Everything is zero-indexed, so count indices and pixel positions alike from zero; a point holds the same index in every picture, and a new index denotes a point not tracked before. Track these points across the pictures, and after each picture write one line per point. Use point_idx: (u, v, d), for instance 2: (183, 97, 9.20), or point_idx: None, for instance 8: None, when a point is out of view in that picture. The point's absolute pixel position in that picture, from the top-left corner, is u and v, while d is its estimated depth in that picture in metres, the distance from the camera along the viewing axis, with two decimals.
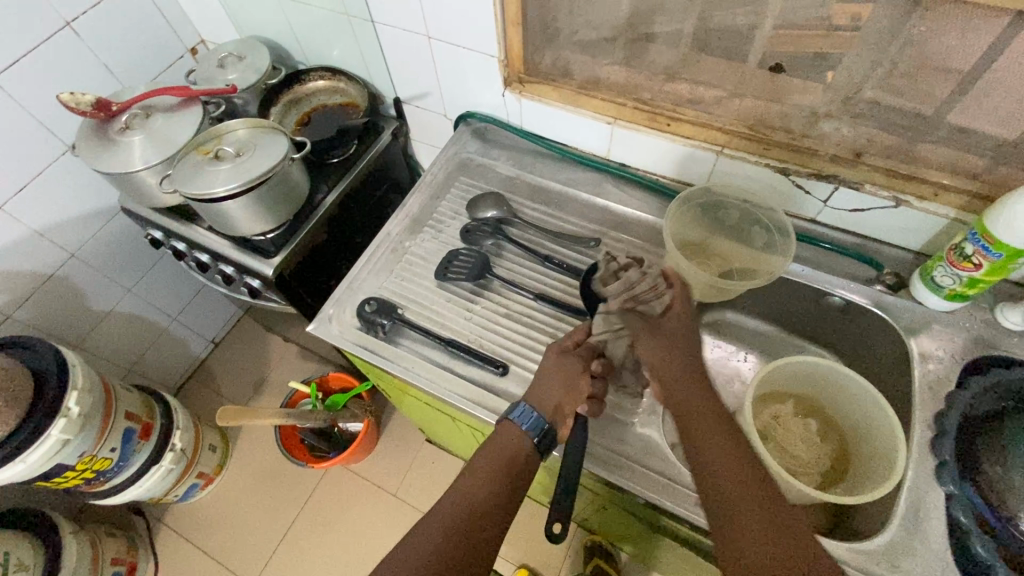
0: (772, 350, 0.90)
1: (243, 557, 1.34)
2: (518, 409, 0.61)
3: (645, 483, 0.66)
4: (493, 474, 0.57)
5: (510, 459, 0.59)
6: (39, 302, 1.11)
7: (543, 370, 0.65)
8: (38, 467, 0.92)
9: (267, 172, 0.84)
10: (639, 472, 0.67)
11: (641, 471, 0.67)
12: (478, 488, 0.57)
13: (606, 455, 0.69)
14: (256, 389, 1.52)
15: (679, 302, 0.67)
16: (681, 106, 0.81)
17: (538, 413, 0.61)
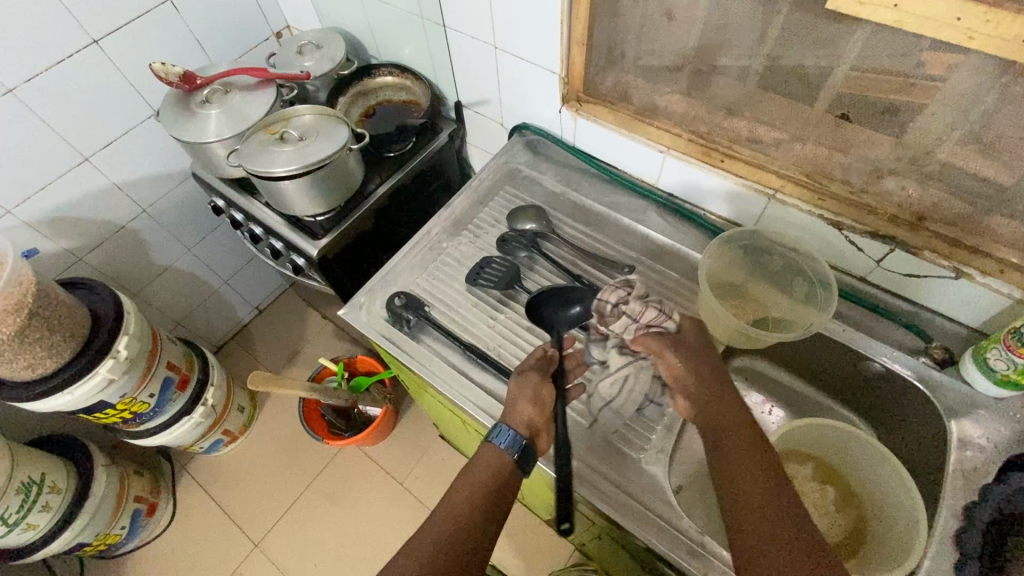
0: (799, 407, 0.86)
1: (252, 516, 1.40)
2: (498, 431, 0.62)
3: (641, 521, 0.66)
4: (478, 493, 0.58)
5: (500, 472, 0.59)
6: (108, 249, 1.20)
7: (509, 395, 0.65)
8: (83, 399, 1.00)
9: (325, 159, 0.88)
10: (637, 510, 0.67)
11: (640, 509, 0.67)
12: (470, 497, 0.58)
13: (605, 486, 0.68)
14: (288, 359, 1.59)
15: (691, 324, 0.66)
16: (738, 143, 0.79)
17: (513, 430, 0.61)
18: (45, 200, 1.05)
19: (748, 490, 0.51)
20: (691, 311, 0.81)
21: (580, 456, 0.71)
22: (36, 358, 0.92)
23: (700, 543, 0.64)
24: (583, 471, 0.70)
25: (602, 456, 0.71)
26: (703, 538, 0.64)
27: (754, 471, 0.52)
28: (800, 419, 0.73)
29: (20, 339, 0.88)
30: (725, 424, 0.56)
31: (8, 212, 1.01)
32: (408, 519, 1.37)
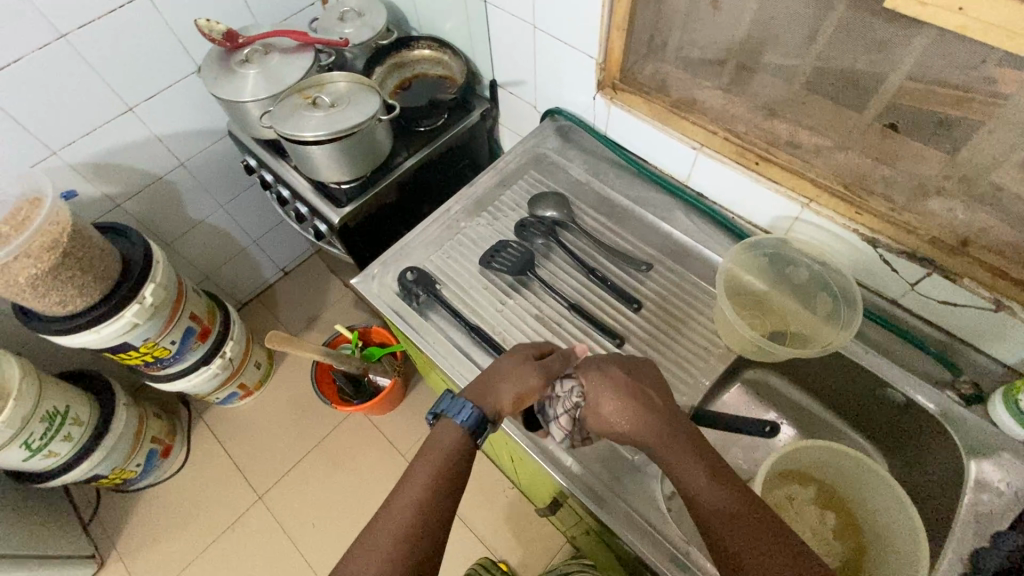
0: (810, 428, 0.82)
1: (260, 469, 1.45)
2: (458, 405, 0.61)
3: (626, 522, 0.65)
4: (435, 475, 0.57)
5: (456, 450, 0.59)
6: (145, 198, 1.24)
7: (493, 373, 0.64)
8: (108, 339, 1.05)
9: (353, 127, 0.88)
10: (624, 509, 0.66)
11: (627, 509, 0.66)
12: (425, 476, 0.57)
13: (596, 485, 0.68)
14: (308, 323, 1.63)
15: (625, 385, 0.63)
16: (776, 146, 0.75)
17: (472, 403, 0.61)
18: (89, 146, 1.09)
19: (718, 506, 0.54)
20: (705, 317, 0.79)
21: (575, 450, 0.70)
22: (67, 296, 0.96)
23: (685, 554, 0.63)
24: (579, 471, 0.69)
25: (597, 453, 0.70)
26: (689, 549, 0.63)
27: (714, 488, 0.55)
28: (809, 439, 0.69)
29: (53, 276, 0.93)
30: (680, 468, 0.57)
31: (54, 153, 1.05)
32: None
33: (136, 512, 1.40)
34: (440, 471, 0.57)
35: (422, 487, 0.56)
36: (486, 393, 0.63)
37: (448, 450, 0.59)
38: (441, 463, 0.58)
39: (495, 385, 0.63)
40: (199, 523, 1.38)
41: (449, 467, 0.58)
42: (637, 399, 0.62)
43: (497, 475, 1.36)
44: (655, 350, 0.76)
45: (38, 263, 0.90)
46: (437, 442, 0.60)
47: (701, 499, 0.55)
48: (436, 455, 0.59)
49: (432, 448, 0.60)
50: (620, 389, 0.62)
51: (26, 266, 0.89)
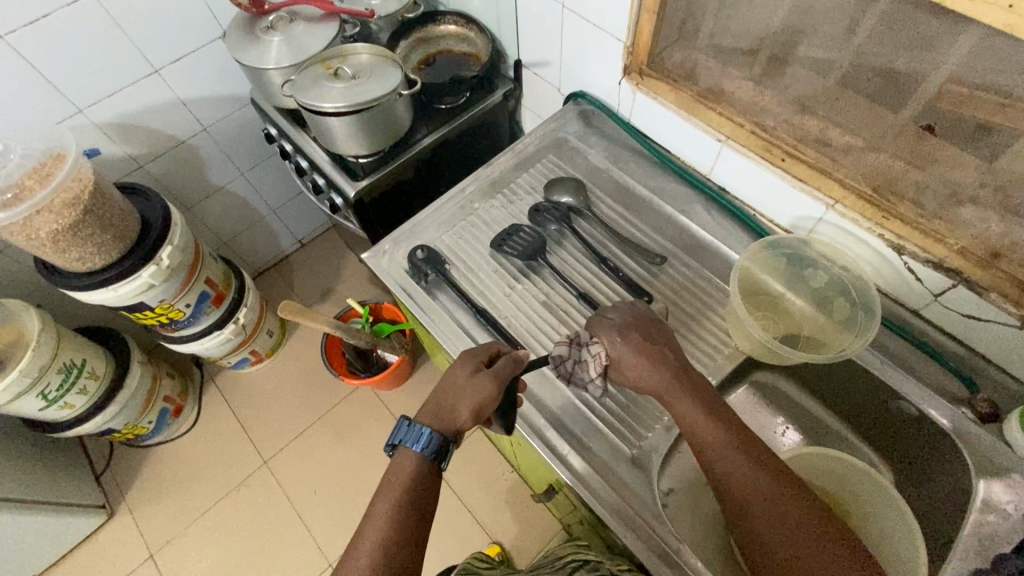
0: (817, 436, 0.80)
1: (266, 434, 1.48)
2: (412, 431, 0.60)
3: (619, 516, 0.65)
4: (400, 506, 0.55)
5: (419, 476, 0.58)
6: (167, 161, 1.26)
7: (448, 392, 0.62)
8: (125, 298, 1.07)
9: (373, 100, 0.87)
10: (618, 503, 0.66)
11: (621, 503, 0.66)
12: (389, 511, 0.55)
13: (594, 478, 0.67)
14: (321, 295, 1.65)
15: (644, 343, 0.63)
16: (805, 143, 0.72)
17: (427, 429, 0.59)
18: (114, 106, 1.10)
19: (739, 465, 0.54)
20: (717, 314, 0.77)
21: (575, 440, 0.70)
22: (86, 253, 0.98)
23: (677, 552, 0.62)
24: (580, 465, 0.68)
25: (596, 445, 0.70)
26: (680, 547, 0.62)
27: (732, 446, 0.56)
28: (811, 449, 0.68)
29: (73, 233, 0.94)
30: (694, 421, 0.58)
31: (80, 112, 1.06)
32: None
33: (146, 467, 1.45)
34: (401, 507, 0.55)
35: (385, 520, 0.54)
36: (444, 414, 0.61)
37: (408, 480, 0.57)
38: (402, 496, 0.56)
39: (451, 407, 0.61)
40: (205, 482, 1.42)
41: (409, 498, 0.56)
42: (653, 356, 0.62)
43: (497, 458, 1.37)
44: None
45: (59, 219, 0.92)
46: (398, 472, 0.58)
47: (712, 451, 0.56)
48: (392, 491, 0.57)
49: (392, 482, 0.58)
50: (637, 347, 0.62)
51: (48, 221, 0.91)
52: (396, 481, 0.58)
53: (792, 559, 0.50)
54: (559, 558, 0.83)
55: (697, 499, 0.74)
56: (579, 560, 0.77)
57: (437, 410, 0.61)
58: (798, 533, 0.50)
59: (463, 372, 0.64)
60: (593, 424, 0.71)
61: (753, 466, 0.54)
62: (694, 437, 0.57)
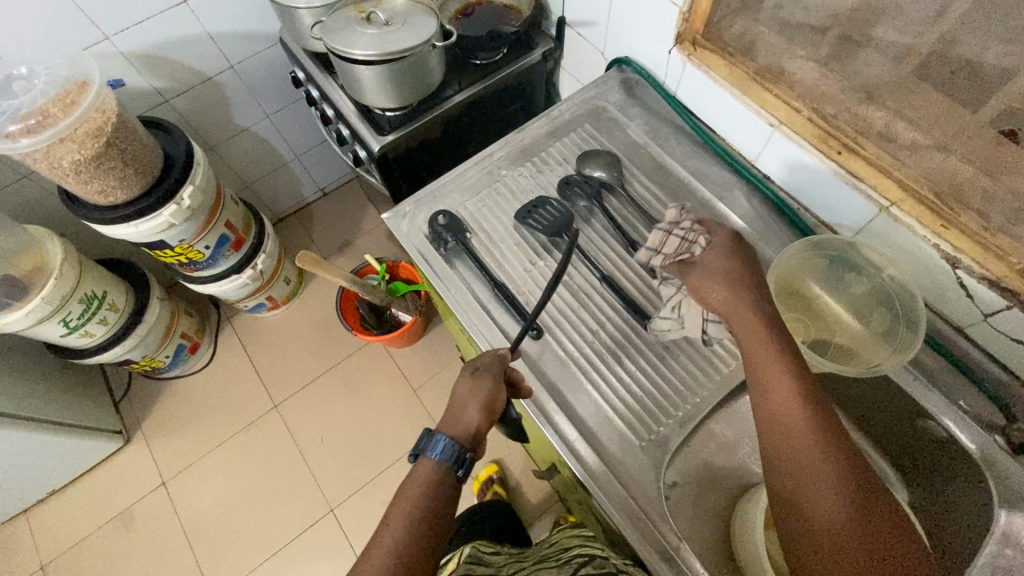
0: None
1: (278, 380, 1.50)
2: (431, 441, 0.59)
3: (620, 505, 0.64)
4: (414, 520, 0.54)
5: (437, 491, 0.57)
6: (193, 97, 1.23)
7: (454, 399, 0.63)
8: (146, 235, 1.07)
9: (405, 51, 0.83)
10: (622, 495, 0.65)
11: (624, 495, 0.65)
12: (402, 526, 0.54)
13: (602, 472, 0.66)
14: (340, 247, 1.64)
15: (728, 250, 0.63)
16: (866, 136, 0.66)
17: (443, 437, 0.59)
18: (141, 35, 1.06)
19: (788, 419, 0.52)
20: None
21: (582, 425, 0.68)
22: (108, 186, 0.98)
23: (677, 551, 0.62)
24: (589, 456, 0.66)
25: (605, 435, 0.68)
26: (680, 545, 0.62)
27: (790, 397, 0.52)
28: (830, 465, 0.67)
29: (95, 165, 0.93)
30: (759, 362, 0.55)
31: (107, 39, 1.03)
32: (414, 424, 1.44)
33: (162, 399, 1.49)
34: (398, 555, 0.52)
35: (397, 535, 0.53)
36: (455, 423, 0.61)
37: (403, 527, 0.54)
38: (415, 509, 0.55)
39: (457, 416, 0.62)
40: (217, 419, 1.46)
41: (422, 512, 0.55)
42: (738, 278, 0.60)
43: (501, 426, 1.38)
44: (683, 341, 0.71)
45: (80, 150, 0.91)
46: (394, 518, 0.55)
47: (785, 414, 0.52)
48: (407, 504, 0.55)
49: (408, 494, 0.57)
50: (727, 253, 0.63)
51: (69, 151, 0.90)
52: (413, 493, 0.56)
53: (819, 525, 0.48)
54: (565, 548, 0.80)
55: (701, 496, 0.72)
56: (585, 555, 0.74)
57: (448, 420, 0.62)
58: (843, 519, 0.47)
59: (464, 380, 0.64)
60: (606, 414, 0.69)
61: (810, 418, 0.51)
62: (768, 397, 0.54)
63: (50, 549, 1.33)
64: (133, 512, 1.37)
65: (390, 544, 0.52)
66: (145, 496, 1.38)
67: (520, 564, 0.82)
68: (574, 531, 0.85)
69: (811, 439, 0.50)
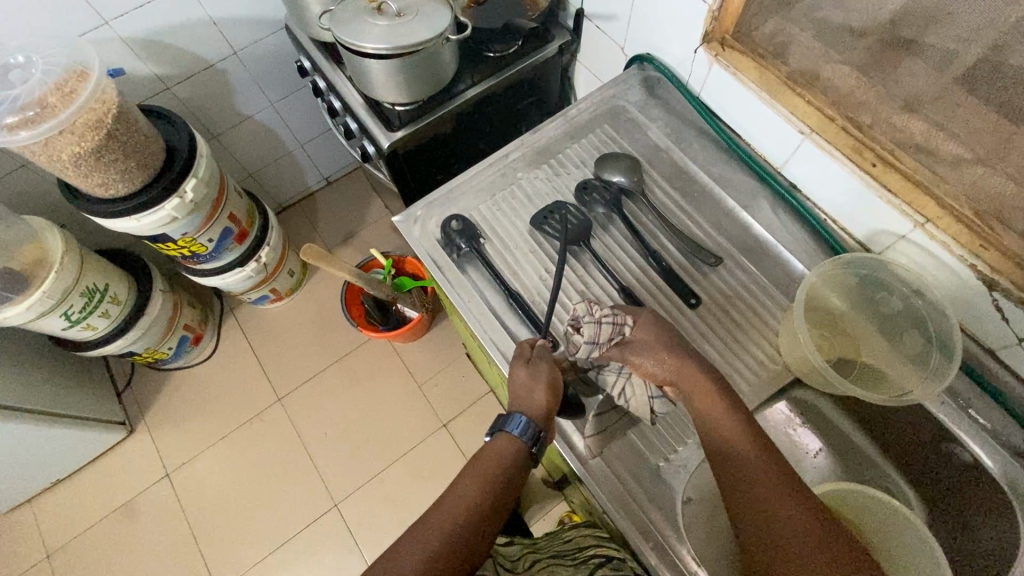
0: (854, 466, 0.75)
1: (282, 372, 1.49)
2: (512, 420, 0.62)
3: (616, 499, 0.64)
4: (487, 484, 0.59)
5: (509, 468, 0.60)
6: (195, 84, 1.19)
7: (519, 381, 0.64)
8: (148, 229, 1.04)
9: (418, 44, 0.79)
10: (616, 487, 0.65)
11: (627, 497, 0.64)
12: (477, 489, 0.58)
13: (596, 463, 0.66)
14: (345, 239, 1.61)
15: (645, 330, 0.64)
16: (903, 148, 0.63)
17: (524, 417, 0.61)
18: (142, 20, 1.02)
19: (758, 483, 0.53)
20: (769, 326, 0.71)
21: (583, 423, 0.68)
22: (109, 179, 0.95)
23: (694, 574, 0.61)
24: (583, 447, 0.67)
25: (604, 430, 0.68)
26: (697, 568, 0.61)
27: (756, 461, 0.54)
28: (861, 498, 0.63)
29: (95, 158, 0.90)
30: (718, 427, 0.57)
31: (107, 24, 0.99)
32: (419, 421, 1.43)
33: (165, 391, 1.48)
34: (470, 516, 0.56)
35: (474, 492, 0.58)
36: (527, 403, 0.62)
37: (476, 486, 0.58)
38: (491, 477, 0.59)
39: (527, 397, 0.63)
40: (221, 411, 1.45)
41: (496, 481, 0.59)
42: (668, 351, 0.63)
43: None
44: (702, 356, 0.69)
45: (81, 142, 0.88)
46: (470, 474, 0.60)
47: (737, 453, 0.55)
48: (484, 468, 0.60)
49: (484, 461, 0.61)
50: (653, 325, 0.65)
51: (69, 144, 0.87)
52: (489, 463, 0.60)
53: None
54: (580, 545, 0.80)
55: None
56: (602, 553, 0.75)
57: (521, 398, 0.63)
58: (805, 547, 0.49)
59: (522, 367, 0.65)
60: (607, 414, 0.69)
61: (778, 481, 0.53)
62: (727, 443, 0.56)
63: (55, 538, 1.33)
64: (137, 504, 1.36)
65: (466, 502, 0.57)
66: (148, 488, 1.38)
67: (535, 556, 0.82)
68: (583, 529, 0.86)
69: (782, 503, 0.51)
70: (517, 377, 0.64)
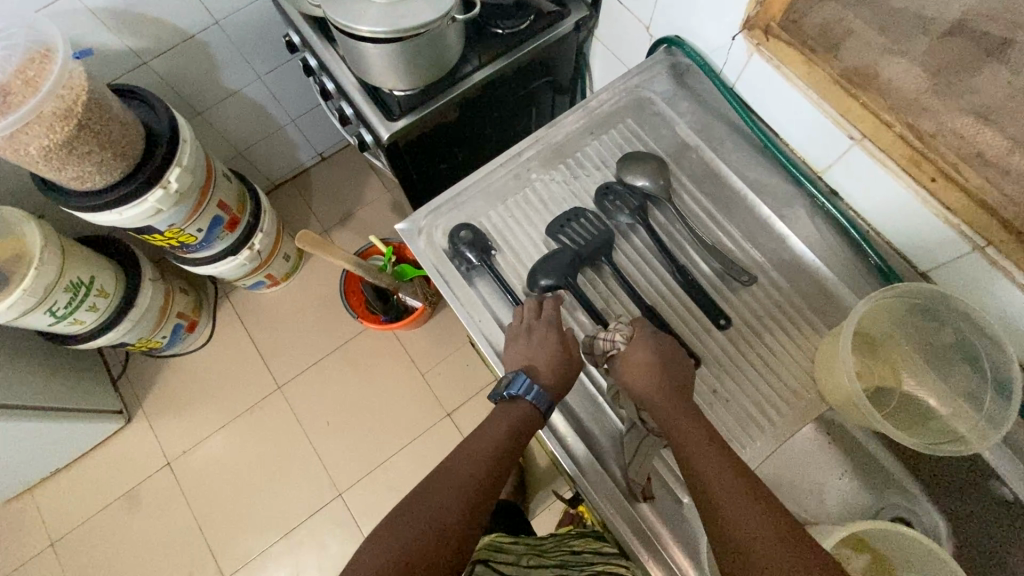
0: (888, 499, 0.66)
1: (281, 359, 1.45)
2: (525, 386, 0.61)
3: (614, 501, 0.63)
4: (514, 426, 0.61)
5: (527, 419, 0.61)
6: (174, 57, 1.08)
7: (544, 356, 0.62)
8: (132, 222, 0.97)
9: (420, 27, 0.69)
10: (609, 486, 0.63)
11: (629, 506, 0.62)
12: (500, 426, 0.61)
13: (588, 461, 0.64)
14: (342, 220, 1.53)
15: (642, 331, 0.63)
16: (967, 162, 0.56)
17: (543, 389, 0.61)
18: None
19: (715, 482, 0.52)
20: (801, 350, 0.66)
21: (581, 427, 0.66)
22: (85, 172, 0.87)
23: None
24: (576, 445, 0.65)
25: (597, 426, 0.67)
26: None
27: (717, 465, 0.53)
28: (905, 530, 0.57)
29: (67, 150, 0.82)
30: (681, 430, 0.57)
31: None
32: (422, 410, 1.40)
33: (162, 379, 1.44)
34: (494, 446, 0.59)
35: (499, 430, 0.60)
36: (552, 378, 0.62)
37: (506, 433, 0.60)
38: (511, 419, 0.61)
39: (551, 371, 0.62)
40: (221, 399, 1.42)
41: (518, 422, 0.61)
42: (665, 359, 0.61)
43: None
44: (730, 381, 0.65)
45: (50, 134, 0.80)
46: (498, 422, 0.61)
47: (693, 449, 0.55)
48: (507, 413, 0.62)
49: (508, 410, 0.62)
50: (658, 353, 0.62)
51: (37, 136, 0.79)
52: (509, 417, 0.61)
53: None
54: (586, 560, 0.73)
55: None
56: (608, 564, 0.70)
57: (551, 371, 0.62)
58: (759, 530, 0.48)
59: (551, 338, 0.63)
60: (606, 415, 0.67)
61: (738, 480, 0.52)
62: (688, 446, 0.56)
63: (59, 527, 1.33)
64: (139, 492, 1.35)
65: (494, 432, 0.60)
66: (150, 476, 1.36)
67: (539, 559, 0.74)
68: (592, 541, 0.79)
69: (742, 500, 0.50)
70: (546, 345, 0.62)
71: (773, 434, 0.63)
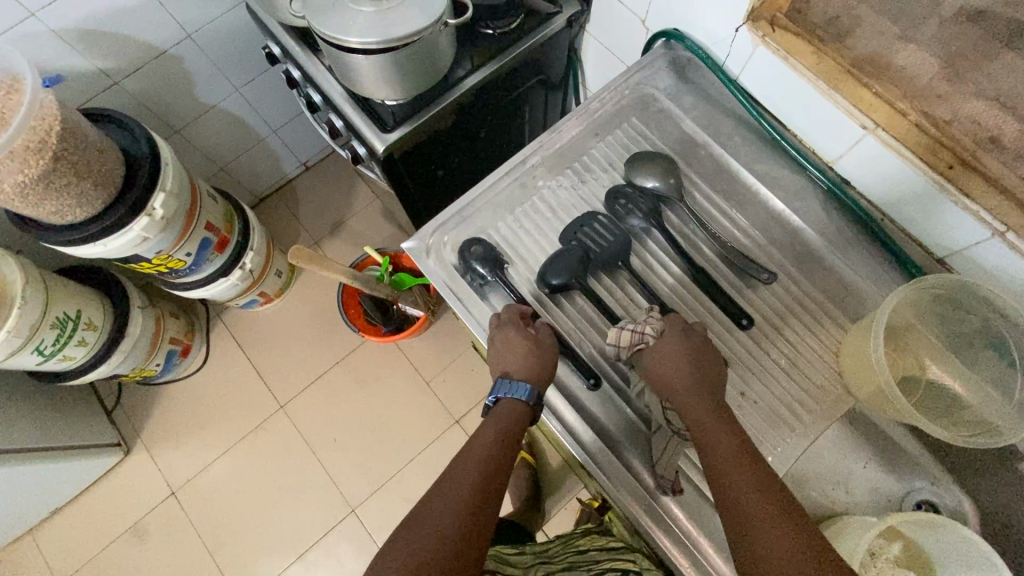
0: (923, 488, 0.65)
1: (281, 377, 1.42)
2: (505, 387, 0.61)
3: (647, 509, 0.61)
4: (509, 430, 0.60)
5: (514, 419, 0.60)
6: (146, 76, 1.03)
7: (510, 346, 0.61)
8: (118, 252, 0.93)
9: (411, 35, 0.66)
10: (643, 498, 0.61)
11: (663, 514, 0.61)
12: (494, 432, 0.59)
13: (620, 472, 0.62)
14: (332, 230, 1.49)
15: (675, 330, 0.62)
16: (983, 149, 0.55)
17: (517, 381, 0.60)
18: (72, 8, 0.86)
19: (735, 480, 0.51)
20: (822, 345, 0.65)
21: (611, 439, 0.64)
22: (64, 206, 0.83)
23: None
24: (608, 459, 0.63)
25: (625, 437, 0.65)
26: None
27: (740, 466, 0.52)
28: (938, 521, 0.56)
29: (44, 184, 0.78)
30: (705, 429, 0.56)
31: (32, 16, 0.84)
32: (430, 419, 1.38)
33: (159, 407, 1.40)
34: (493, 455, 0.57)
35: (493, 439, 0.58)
36: (526, 368, 0.60)
37: (495, 441, 0.58)
38: (504, 424, 0.60)
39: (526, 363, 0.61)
40: (222, 423, 1.39)
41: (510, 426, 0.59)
42: (694, 357, 0.60)
43: None
44: (756, 382, 0.64)
45: (24, 169, 0.76)
46: (487, 427, 0.60)
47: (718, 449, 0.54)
48: (500, 419, 0.60)
49: (498, 415, 0.61)
50: (679, 345, 0.61)
51: (10, 172, 0.75)
52: (494, 424, 0.60)
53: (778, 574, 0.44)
54: (594, 559, 0.74)
55: None
56: (617, 567, 0.69)
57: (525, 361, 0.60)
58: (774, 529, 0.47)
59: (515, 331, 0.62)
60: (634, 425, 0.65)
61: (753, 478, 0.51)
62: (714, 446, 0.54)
63: (65, 567, 1.29)
64: (144, 525, 1.32)
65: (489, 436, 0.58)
66: (154, 508, 1.33)
67: (547, 566, 0.75)
68: (599, 538, 0.81)
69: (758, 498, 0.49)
70: (513, 343, 0.61)
71: (802, 433, 0.63)
